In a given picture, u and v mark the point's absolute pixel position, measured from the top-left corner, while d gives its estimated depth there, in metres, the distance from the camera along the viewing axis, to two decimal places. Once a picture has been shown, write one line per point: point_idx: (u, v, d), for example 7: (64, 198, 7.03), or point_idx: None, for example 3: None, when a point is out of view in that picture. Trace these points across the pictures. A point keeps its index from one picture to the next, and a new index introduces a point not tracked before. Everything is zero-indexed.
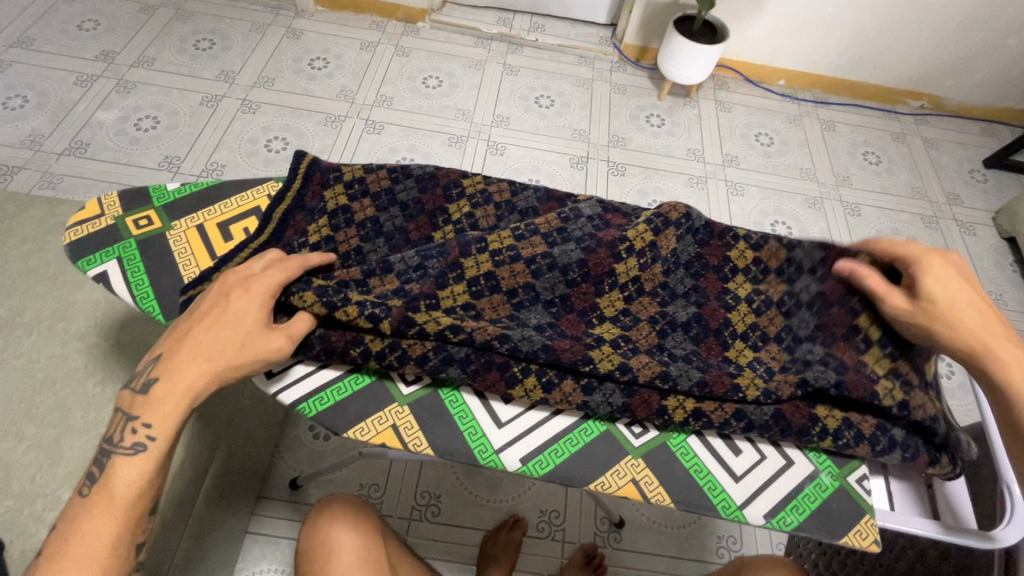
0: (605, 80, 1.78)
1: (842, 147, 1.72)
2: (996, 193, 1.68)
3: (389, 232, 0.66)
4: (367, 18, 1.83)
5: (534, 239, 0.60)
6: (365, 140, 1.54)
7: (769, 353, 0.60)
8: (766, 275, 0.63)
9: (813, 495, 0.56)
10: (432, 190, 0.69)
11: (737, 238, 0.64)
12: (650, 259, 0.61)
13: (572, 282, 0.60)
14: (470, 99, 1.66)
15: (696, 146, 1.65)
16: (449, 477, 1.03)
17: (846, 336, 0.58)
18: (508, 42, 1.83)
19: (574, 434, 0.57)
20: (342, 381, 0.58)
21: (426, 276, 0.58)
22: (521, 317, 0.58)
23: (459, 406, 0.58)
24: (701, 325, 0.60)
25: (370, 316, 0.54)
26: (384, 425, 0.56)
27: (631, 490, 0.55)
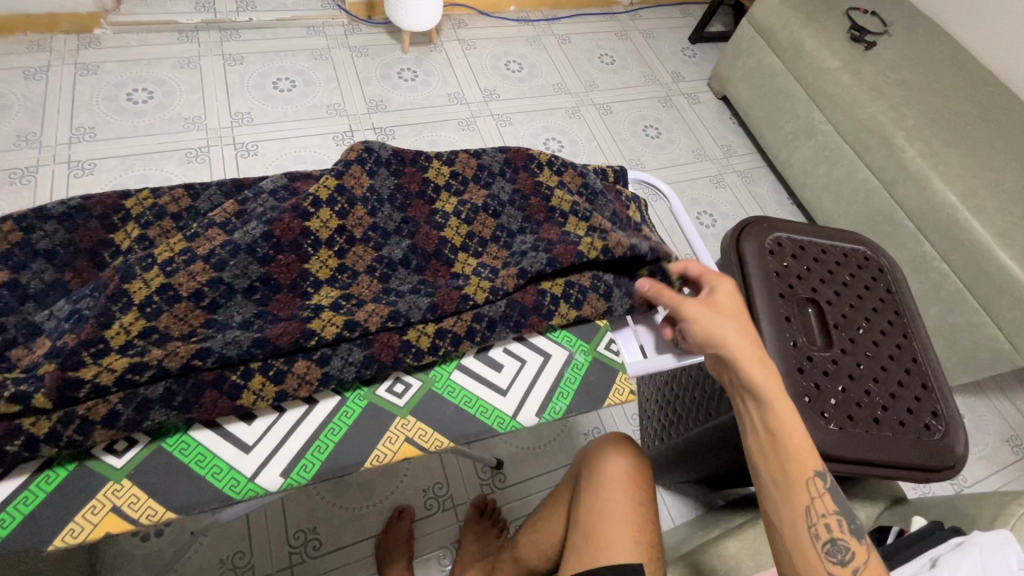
0: (344, 45, 1.67)
1: (581, 56, 1.87)
2: (704, 65, 1.98)
3: (37, 293, 0.54)
4: (20, 39, 1.45)
5: (209, 233, 0.54)
6: (75, 185, 1.26)
7: (490, 254, 0.63)
8: (467, 186, 0.68)
9: (572, 377, 0.62)
10: (84, 226, 0.58)
11: (427, 159, 0.68)
12: (346, 203, 0.59)
13: (266, 258, 0.54)
14: (195, 104, 1.44)
15: (454, 89, 1.65)
16: (316, 503, 0.97)
17: (547, 218, 0.66)
18: (220, 29, 1.61)
19: (335, 421, 0.55)
20: (28, 488, 0.47)
21: (83, 322, 0.48)
22: (221, 320, 0.52)
23: (193, 450, 0.51)
24: (419, 254, 0.62)
25: (14, 396, 0.44)
26: (101, 513, 0.47)
27: (409, 449, 0.54)
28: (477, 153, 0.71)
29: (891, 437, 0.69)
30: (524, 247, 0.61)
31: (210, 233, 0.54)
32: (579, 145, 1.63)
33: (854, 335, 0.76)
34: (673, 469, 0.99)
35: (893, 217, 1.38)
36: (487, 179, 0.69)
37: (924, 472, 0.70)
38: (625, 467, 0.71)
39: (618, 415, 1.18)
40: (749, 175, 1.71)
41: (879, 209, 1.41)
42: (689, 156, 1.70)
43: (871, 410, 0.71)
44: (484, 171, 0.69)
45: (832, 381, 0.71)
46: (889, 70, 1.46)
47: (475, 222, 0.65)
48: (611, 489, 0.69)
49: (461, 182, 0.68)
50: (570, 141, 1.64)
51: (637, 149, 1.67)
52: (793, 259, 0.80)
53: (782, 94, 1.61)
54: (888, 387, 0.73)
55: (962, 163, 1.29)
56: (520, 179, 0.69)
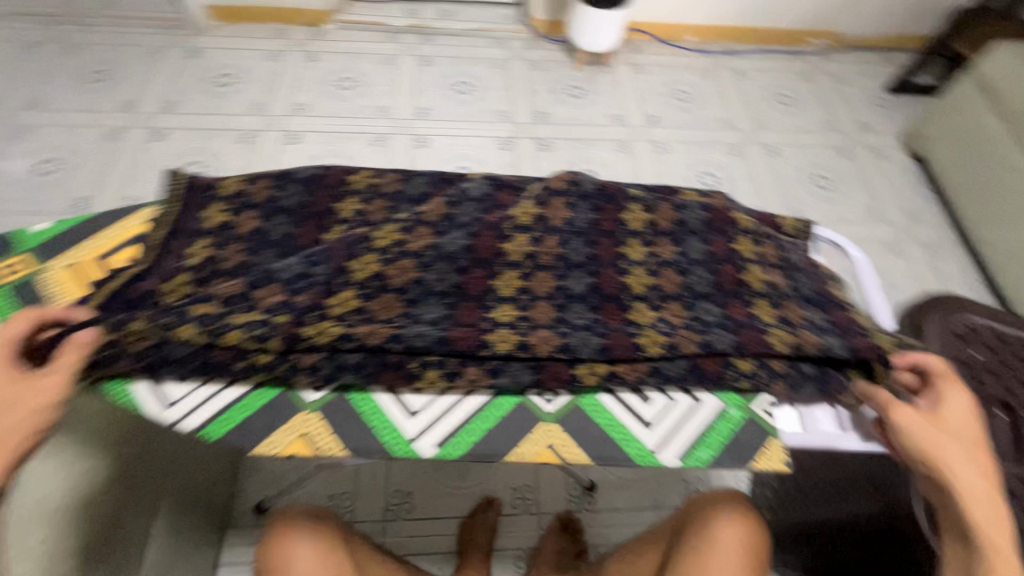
0: (522, 58, 1.78)
1: (757, 93, 1.78)
2: (900, 118, 1.78)
3: (276, 240, 0.64)
4: (269, 27, 1.77)
5: (421, 229, 0.64)
6: (285, 150, 1.50)
7: (670, 312, 0.61)
8: (659, 239, 0.67)
9: (723, 429, 0.58)
10: (318, 194, 0.69)
11: (628, 202, 0.70)
12: (541, 231, 0.66)
13: (463, 268, 0.61)
14: (388, 95, 1.64)
15: (617, 111, 1.68)
16: (417, 471, 1.04)
17: (735, 292, 0.63)
18: (420, 33, 1.81)
19: (487, 411, 0.58)
20: (247, 398, 0.56)
21: (310, 286, 0.58)
22: (417, 314, 0.58)
23: (367, 403, 0.57)
24: (598, 294, 0.62)
25: (258, 336, 0.54)
26: (293, 436, 0.55)
27: (547, 456, 0.56)
28: (678, 208, 0.70)
29: None
30: (707, 316, 0.60)
31: (422, 229, 0.64)
32: (737, 183, 1.56)
33: None
34: (792, 545, 0.91)
35: None
36: (681, 237, 0.67)
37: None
38: (740, 533, 0.66)
39: (726, 472, 1.08)
40: (936, 248, 1.49)
41: None
42: (863, 216, 1.53)
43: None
44: (681, 228, 0.68)
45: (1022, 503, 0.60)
46: None
47: (659, 277, 0.64)
48: (719, 552, 0.65)
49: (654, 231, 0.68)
50: (728, 178, 1.57)
51: (802, 198, 1.55)
52: (985, 350, 0.70)
53: (999, 163, 1.39)
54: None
55: None
56: (714, 243, 0.67)
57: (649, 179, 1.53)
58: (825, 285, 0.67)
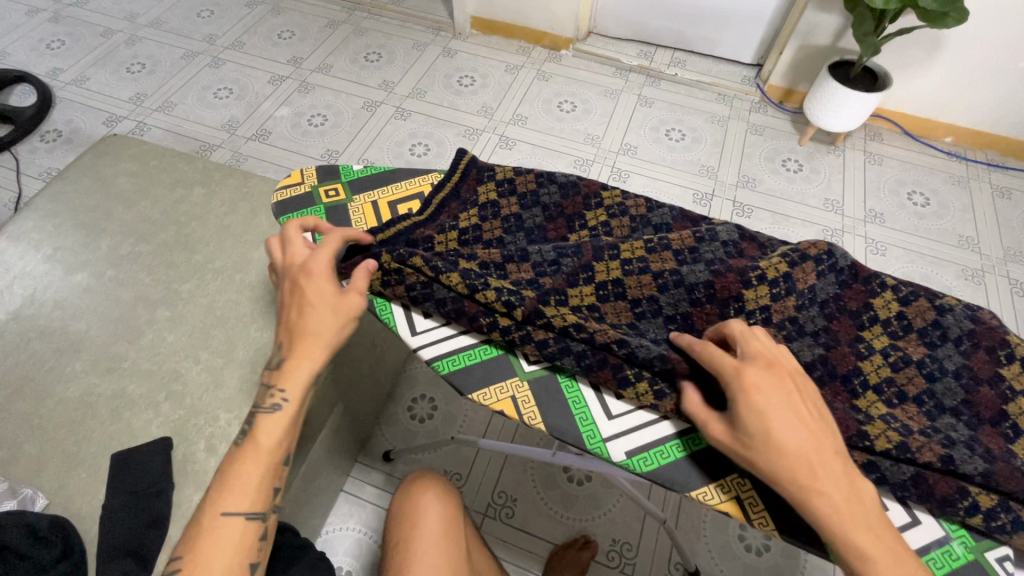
0: (743, 119, 1.73)
1: (1017, 218, 1.51)
2: None
3: (530, 228, 0.71)
4: (514, 43, 1.96)
5: (665, 254, 0.62)
6: (496, 153, 1.65)
7: (906, 412, 0.55)
8: (907, 335, 0.59)
9: (938, 561, 0.51)
10: (574, 196, 0.73)
11: (883, 287, 0.62)
12: (784, 290, 0.59)
13: (697, 301, 0.60)
14: (601, 125, 1.71)
15: (834, 196, 1.55)
16: (526, 481, 1.06)
17: (994, 421, 0.55)
18: (647, 75, 1.86)
19: (679, 441, 0.57)
20: (475, 349, 0.63)
21: (560, 271, 0.63)
22: (640, 328, 0.60)
23: (573, 392, 0.61)
24: (829, 368, 0.57)
25: (506, 302, 0.59)
26: (503, 395, 0.60)
27: (733, 508, 0.54)
28: (940, 305, 0.60)
29: None
30: (951, 433, 0.53)
31: (666, 254, 0.62)
32: None
33: None
34: None
35: None
36: (935, 341, 0.59)
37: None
38: None
39: None
40: None
41: None
42: None
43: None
44: (936, 330, 0.59)
45: None
46: None
47: (898, 373, 0.57)
48: None
49: (904, 325, 0.60)
50: None
51: None
52: None
53: None
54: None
55: None
56: (975, 357, 0.58)
57: None
58: None
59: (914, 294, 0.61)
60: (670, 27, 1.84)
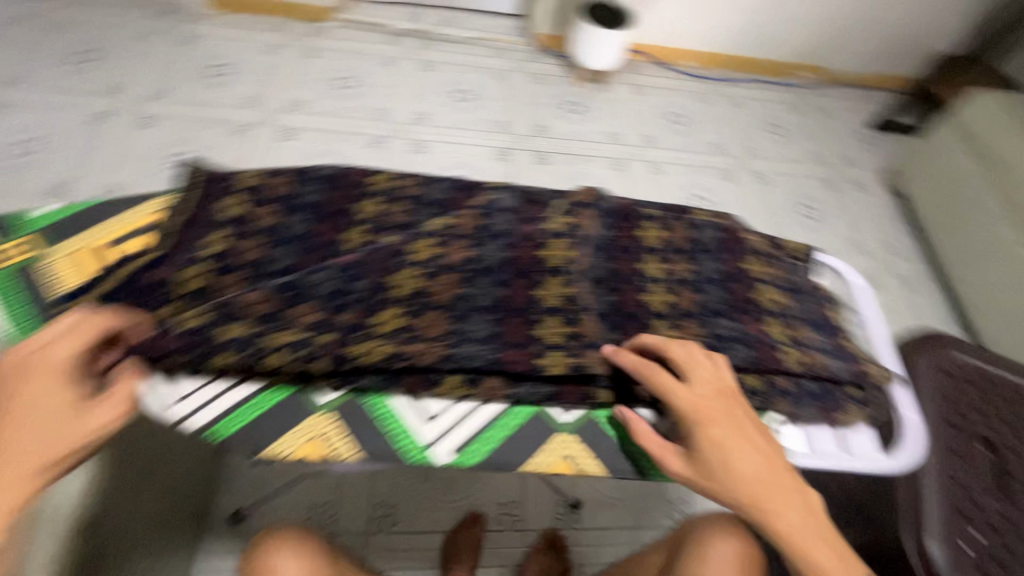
0: (522, 70, 1.79)
1: (749, 120, 1.83)
2: (880, 155, 1.85)
3: (300, 237, 0.69)
4: (268, 20, 1.74)
5: (458, 242, 0.69)
6: (278, 147, 1.47)
7: (689, 331, 0.66)
8: (675, 253, 0.73)
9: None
10: (337, 193, 0.74)
11: (641, 221, 0.76)
12: (578, 240, 0.71)
13: (506, 284, 0.67)
14: (387, 98, 1.62)
15: (614, 129, 1.70)
16: (402, 483, 1.02)
17: (747, 309, 0.69)
18: (421, 37, 1.80)
19: (505, 419, 0.60)
20: (258, 396, 0.59)
21: (352, 303, 0.62)
22: (464, 330, 0.62)
23: (382, 409, 0.60)
24: (622, 309, 0.67)
25: (303, 355, 0.58)
26: (305, 438, 0.58)
27: (564, 466, 0.60)
28: (693, 225, 0.75)
29: None
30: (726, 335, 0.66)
31: (460, 241, 0.69)
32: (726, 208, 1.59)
33: None
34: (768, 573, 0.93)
35: None
36: (695, 254, 0.73)
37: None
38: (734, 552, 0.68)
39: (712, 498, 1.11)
40: (912, 282, 1.55)
41: None
42: (844, 247, 1.58)
43: (967, 537, 0.63)
44: (696, 248, 0.73)
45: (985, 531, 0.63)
46: None
47: (676, 294, 0.69)
48: (714, 572, 0.66)
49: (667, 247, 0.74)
50: (718, 201, 1.60)
51: (786, 225, 1.60)
52: (968, 385, 0.72)
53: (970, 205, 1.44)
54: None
55: None
56: (727, 261, 0.73)
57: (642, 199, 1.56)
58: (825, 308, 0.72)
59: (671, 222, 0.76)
60: None
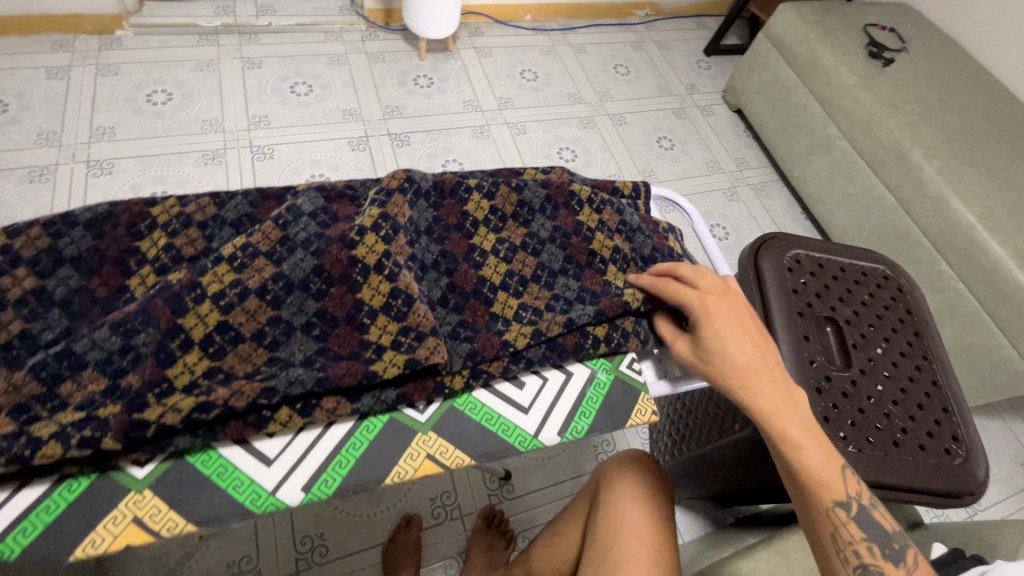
0: (361, 51, 1.68)
1: (596, 66, 1.88)
2: (717, 78, 1.98)
3: (62, 300, 0.49)
4: (43, 39, 1.47)
5: (258, 263, 0.51)
6: (93, 186, 1.27)
7: (532, 293, 0.60)
8: (506, 223, 0.64)
9: (594, 396, 0.60)
10: (111, 234, 0.52)
11: (468, 191, 0.63)
12: (390, 230, 0.54)
13: (320, 293, 0.51)
14: (214, 106, 1.46)
15: (469, 97, 1.66)
16: (324, 509, 0.96)
17: (589, 262, 0.63)
18: (239, 33, 1.63)
19: (357, 436, 0.53)
20: (50, 497, 0.45)
21: (141, 361, 0.46)
22: (284, 358, 0.49)
23: (215, 462, 0.49)
24: (458, 293, 0.59)
25: (82, 443, 0.42)
26: (123, 524, 0.45)
27: (430, 467, 0.53)
28: (518, 186, 0.65)
29: (914, 461, 0.69)
30: (566, 295, 0.60)
31: (259, 261, 0.51)
32: (593, 155, 1.63)
33: (873, 355, 0.75)
34: (688, 486, 1.00)
35: (908, 234, 1.35)
36: (527, 217, 0.64)
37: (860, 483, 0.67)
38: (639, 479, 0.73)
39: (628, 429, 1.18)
40: (764, 188, 1.70)
41: (894, 227, 1.38)
42: (702, 169, 1.69)
43: (822, 407, 0.70)
44: (523, 209, 0.64)
45: (852, 402, 0.70)
46: (909, 87, 1.44)
47: (515, 260, 0.62)
48: (625, 502, 0.71)
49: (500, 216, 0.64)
50: (584, 150, 1.64)
51: (650, 160, 1.67)
52: (810, 276, 0.80)
53: (795, 109, 1.59)
54: (862, 399, 0.71)
55: (981, 182, 1.26)
56: (559, 216, 0.65)
57: (511, 162, 1.55)
58: (666, 239, 0.70)
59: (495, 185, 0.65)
60: None
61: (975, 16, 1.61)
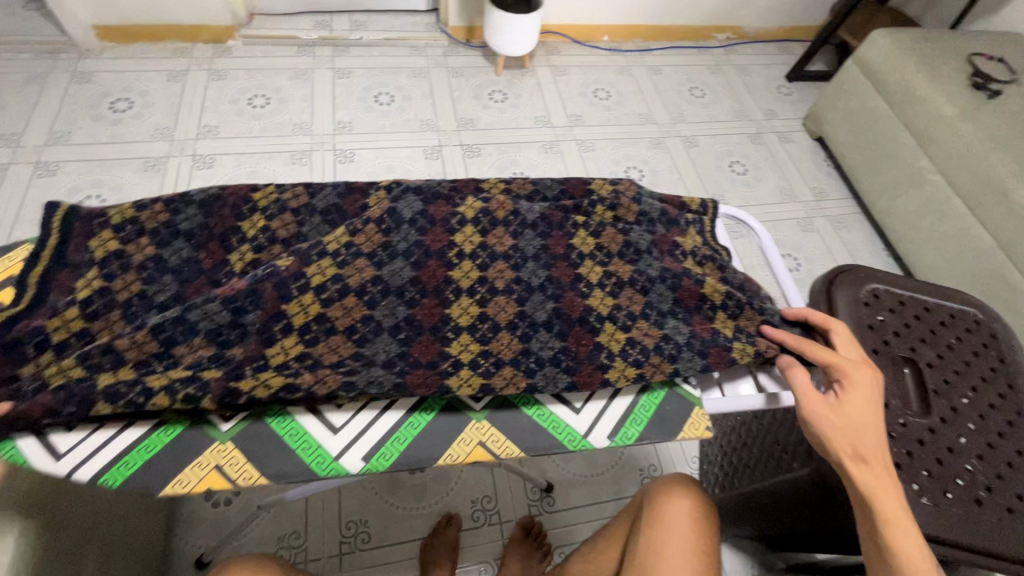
0: (442, 65, 1.77)
1: (671, 87, 1.86)
2: (799, 104, 1.91)
3: (174, 267, 0.54)
4: (168, 46, 1.66)
5: (358, 262, 0.53)
6: (196, 177, 1.40)
7: (641, 330, 0.54)
8: (614, 259, 0.58)
9: (646, 405, 0.57)
10: (219, 212, 0.57)
11: (576, 226, 0.59)
12: (488, 257, 0.55)
13: (412, 301, 0.53)
14: (305, 111, 1.58)
15: (540, 112, 1.70)
16: (370, 496, 1.00)
17: (699, 306, 0.56)
18: (333, 45, 1.75)
19: (414, 417, 0.54)
20: (150, 437, 0.50)
21: (247, 336, 0.49)
22: (367, 355, 0.50)
23: (290, 426, 0.52)
24: (563, 319, 0.54)
25: (186, 398, 0.46)
26: (206, 469, 0.49)
27: (481, 453, 0.53)
28: (624, 228, 0.60)
29: (995, 521, 0.63)
30: (676, 337, 0.54)
31: (359, 261, 0.53)
32: (660, 175, 1.62)
33: (956, 403, 0.69)
34: (738, 523, 0.96)
35: (1009, 280, 1.23)
36: (634, 256, 0.59)
37: (935, 540, 0.62)
38: (688, 505, 0.71)
39: (679, 456, 1.14)
40: (843, 221, 1.61)
41: (993, 271, 1.27)
42: (776, 197, 1.63)
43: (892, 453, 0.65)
44: (630, 249, 0.59)
45: (928, 451, 0.65)
46: (1017, 121, 1.33)
47: (621, 291, 0.56)
48: (672, 531, 0.69)
49: (608, 251, 0.58)
50: (652, 170, 1.63)
51: (721, 184, 1.64)
52: (889, 313, 0.75)
53: (884, 138, 1.51)
54: (941, 449, 0.66)
55: None
56: (659, 234, 0.61)
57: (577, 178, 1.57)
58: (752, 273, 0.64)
59: (618, 198, 0.62)
60: None
61: None
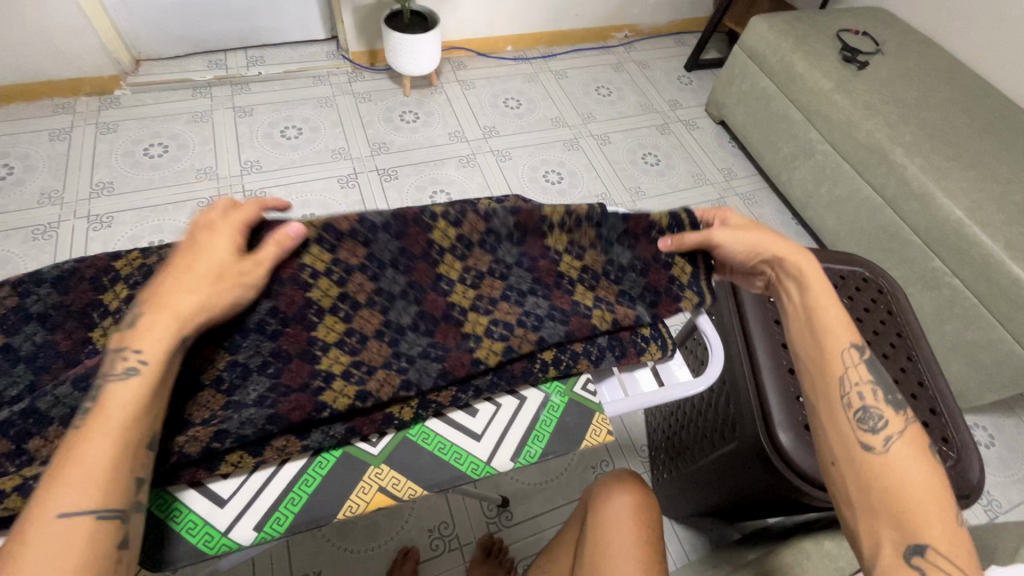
0: (348, 92, 1.74)
1: (577, 89, 1.92)
2: (699, 92, 2.01)
3: (26, 355, 0.51)
4: (46, 104, 1.55)
5: None
6: (93, 239, 1.32)
7: (504, 313, 0.59)
8: (475, 249, 0.58)
9: (547, 419, 0.61)
10: (75, 287, 0.53)
11: (434, 215, 0.55)
12: (342, 272, 0.53)
13: (273, 335, 0.52)
14: (208, 155, 1.51)
15: (454, 128, 1.71)
16: (321, 547, 0.96)
17: (558, 283, 0.61)
18: (231, 84, 1.69)
19: (310, 472, 0.55)
20: None
21: None
22: (239, 400, 0.50)
23: (171, 504, 0.51)
24: (428, 318, 0.58)
25: None
26: None
27: (382, 499, 0.54)
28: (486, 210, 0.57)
29: None
30: (536, 314, 0.60)
31: None
32: (578, 176, 1.65)
33: None
34: (684, 504, 0.99)
35: (898, 232, 1.34)
36: (495, 244, 0.59)
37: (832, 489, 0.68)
38: (632, 507, 0.72)
39: (629, 448, 1.15)
40: (752, 197, 1.70)
41: (884, 226, 1.37)
42: (689, 182, 1.71)
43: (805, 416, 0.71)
44: (491, 237, 0.58)
45: None
46: (884, 88, 1.45)
47: (484, 280, 0.59)
48: (615, 530, 0.69)
49: (468, 244, 0.58)
50: (569, 172, 1.66)
51: (635, 176, 1.69)
52: None
53: (775, 115, 1.61)
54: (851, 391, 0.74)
55: (964, 176, 1.25)
56: (522, 210, 0.58)
57: (498, 189, 1.58)
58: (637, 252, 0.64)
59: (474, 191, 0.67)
60: (226, 28, 1.70)
61: (946, 15, 1.63)
